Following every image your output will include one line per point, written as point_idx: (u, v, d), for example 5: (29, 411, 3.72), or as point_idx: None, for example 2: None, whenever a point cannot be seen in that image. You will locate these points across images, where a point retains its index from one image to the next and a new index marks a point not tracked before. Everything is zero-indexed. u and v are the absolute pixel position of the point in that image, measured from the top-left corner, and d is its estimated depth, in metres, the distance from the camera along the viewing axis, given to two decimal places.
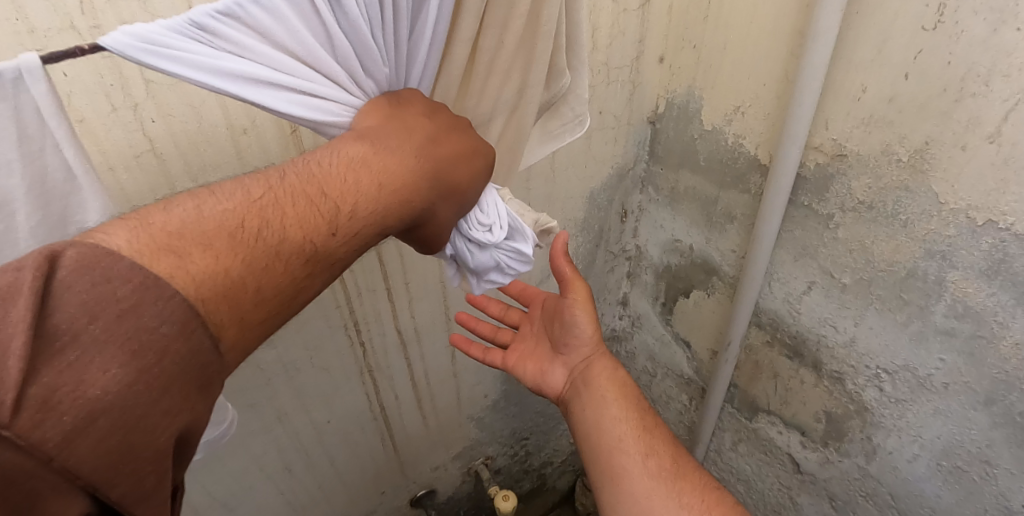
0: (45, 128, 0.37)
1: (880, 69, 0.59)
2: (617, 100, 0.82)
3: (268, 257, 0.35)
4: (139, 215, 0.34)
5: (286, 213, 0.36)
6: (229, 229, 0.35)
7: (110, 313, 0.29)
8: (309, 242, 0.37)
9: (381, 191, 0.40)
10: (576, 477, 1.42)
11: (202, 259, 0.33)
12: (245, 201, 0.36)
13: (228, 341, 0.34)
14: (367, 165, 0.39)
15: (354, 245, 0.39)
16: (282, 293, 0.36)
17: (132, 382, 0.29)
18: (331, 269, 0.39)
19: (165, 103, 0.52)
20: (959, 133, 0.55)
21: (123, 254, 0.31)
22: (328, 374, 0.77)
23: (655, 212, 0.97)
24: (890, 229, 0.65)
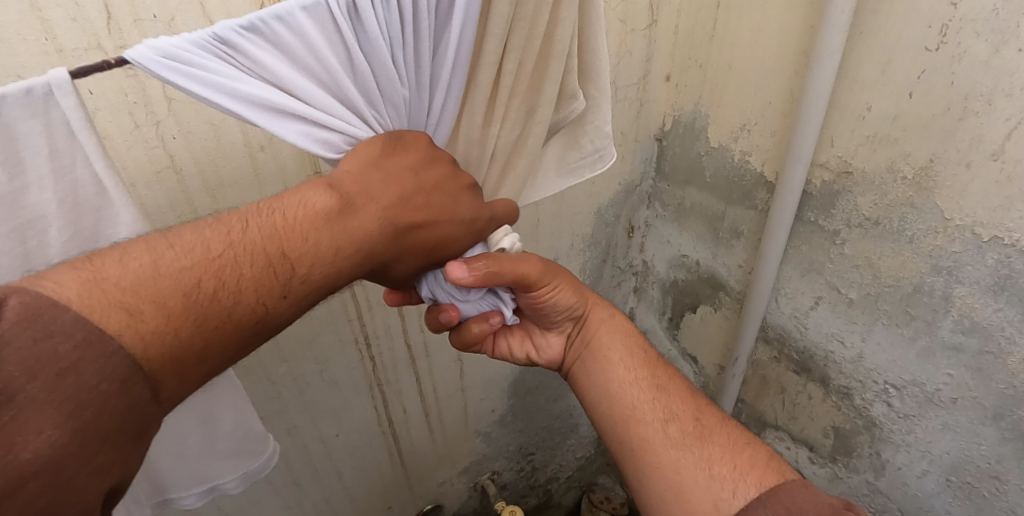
0: (75, 143, 0.38)
1: (884, 88, 0.60)
2: (625, 118, 0.84)
3: (219, 318, 0.37)
4: (95, 263, 0.34)
5: (241, 273, 0.37)
6: (183, 288, 0.36)
7: (49, 372, 0.30)
8: (261, 306, 0.38)
9: (339, 255, 0.40)
10: (581, 493, 1.41)
11: (155, 318, 0.34)
12: (205, 256, 0.37)
13: (166, 393, 0.36)
14: (329, 227, 0.40)
15: (306, 306, 0.41)
16: (228, 350, 0.38)
17: (66, 444, 0.30)
18: (280, 325, 0.40)
19: (186, 121, 0.53)
20: (963, 151, 0.56)
21: (71, 307, 0.32)
22: (338, 388, 0.78)
23: (661, 228, 0.98)
24: (897, 245, 0.65)
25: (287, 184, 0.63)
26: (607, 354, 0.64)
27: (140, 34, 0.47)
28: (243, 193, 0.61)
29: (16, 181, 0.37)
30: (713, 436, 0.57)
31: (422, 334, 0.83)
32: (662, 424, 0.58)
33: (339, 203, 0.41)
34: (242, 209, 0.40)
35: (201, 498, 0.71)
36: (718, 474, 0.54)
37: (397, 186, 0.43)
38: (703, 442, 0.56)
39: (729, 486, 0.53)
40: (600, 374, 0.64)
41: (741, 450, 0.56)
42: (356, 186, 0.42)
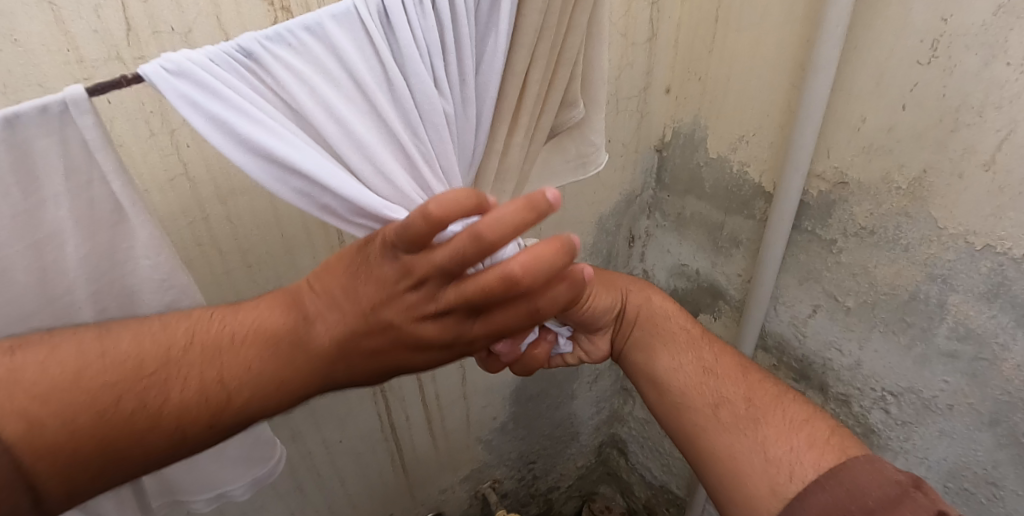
0: (92, 161, 0.39)
1: (878, 100, 0.62)
2: (625, 129, 0.86)
3: (123, 440, 0.37)
4: (19, 360, 0.35)
5: (165, 401, 0.38)
6: (101, 407, 0.36)
7: None
8: (176, 430, 0.38)
9: (273, 389, 0.40)
10: (582, 503, 1.41)
11: (66, 423, 0.35)
12: (131, 372, 0.37)
13: (56, 503, 0.36)
14: (264, 364, 0.40)
15: (230, 427, 0.41)
16: (134, 466, 0.38)
17: None
18: (195, 444, 0.40)
19: (199, 130, 0.55)
20: (956, 161, 0.57)
21: None
22: (342, 393, 0.79)
23: (661, 237, 1.00)
24: (892, 253, 0.67)
25: None
26: (658, 341, 0.66)
27: (158, 45, 0.49)
28: (253, 200, 0.62)
29: (33, 199, 0.39)
30: (768, 411, 0.57)
31: None
32: (713, 404, 0.59)
33: (295, 331, 0.41)
34: (197, 318, 0.40)
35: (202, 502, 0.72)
36: (773, 452, 0.54)
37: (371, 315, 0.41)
38: (759, 419, 0.56)
39: (787, 470, 0.53)
40: (648, 362, 0.65)
41: (798, 427, 0.55)
42: (315, 310, 0.41)
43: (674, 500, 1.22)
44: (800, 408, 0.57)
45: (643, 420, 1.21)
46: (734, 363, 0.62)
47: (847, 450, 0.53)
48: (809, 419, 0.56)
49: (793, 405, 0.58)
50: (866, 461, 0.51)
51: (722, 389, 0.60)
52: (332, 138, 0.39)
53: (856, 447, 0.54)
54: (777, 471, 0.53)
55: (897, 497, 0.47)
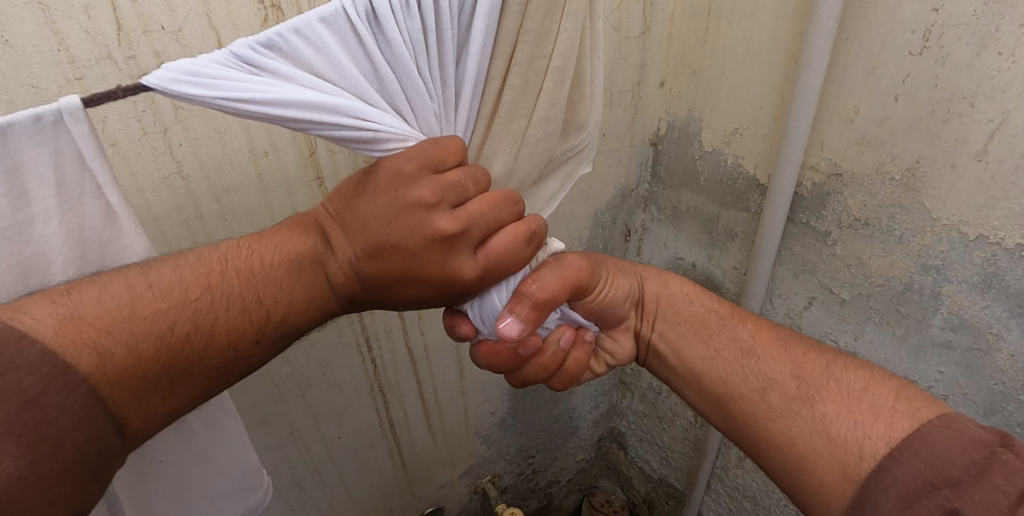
0: (86, 171, 0.40)
1: (871, 91, 0.61)
2: (620, 123, 0.86)
3: (184, 363, 0.40)
4: (80, 299, 0.38)
5: (219, 320, 0.42)
6: (169, 329, 0.40)
7: (13, 405, 0.33)
8: (225, 351, 0.42)
9: (300, 306, 0.45)
10: (582, 496, 1.41)
11: (144, 337, 0.39)
12: (182, 300, 0.41)
13: (133, 430, 0.39)
14: (299, 280, 0.45)
15: (271, 348, 0.45)
16: (194, 386, 0.42)
17: (24, 475, 0.33)
18: (243, 367, 0.44)
19: (191, 128, 0.55)
20: (948, 151, 0.57)
21: (37, 338, 0.35)
22: (340, 390, 0.79)
23: (657, 231, 1.00)
24: (886, 245, 0.67)
25: (291, 189, 0.65)
26: (687, 328, 0.64)
27: (149, 44, 0.49)
28: (247, 199, 0.62)
29: (23, 210, 0.39)
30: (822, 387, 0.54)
31: (423, 336, 0.84)
32: (761, 387, 0.56)
33: (317, 254, 0.46)
34: (226, 247, 0.44)
35: None
36: (832, 429, 0.51)
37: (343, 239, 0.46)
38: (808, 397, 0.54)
39: (856, 448, 0.48)
40: (680, 353, 0.64)
41: (857, 398, 0.51)
42: (327, 230, 0.46)
43: (674, 493, 1.22)
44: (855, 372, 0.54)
45: (641, 414, 1.22)
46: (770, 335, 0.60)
47: (917, 414, 0.48)
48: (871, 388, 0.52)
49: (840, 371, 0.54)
50: (940, 425, 0.46)
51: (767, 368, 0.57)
52: (353, 111, 0.40)
53: (931, 406, 0.49)
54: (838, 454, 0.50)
55: (980, 462, 0.42)
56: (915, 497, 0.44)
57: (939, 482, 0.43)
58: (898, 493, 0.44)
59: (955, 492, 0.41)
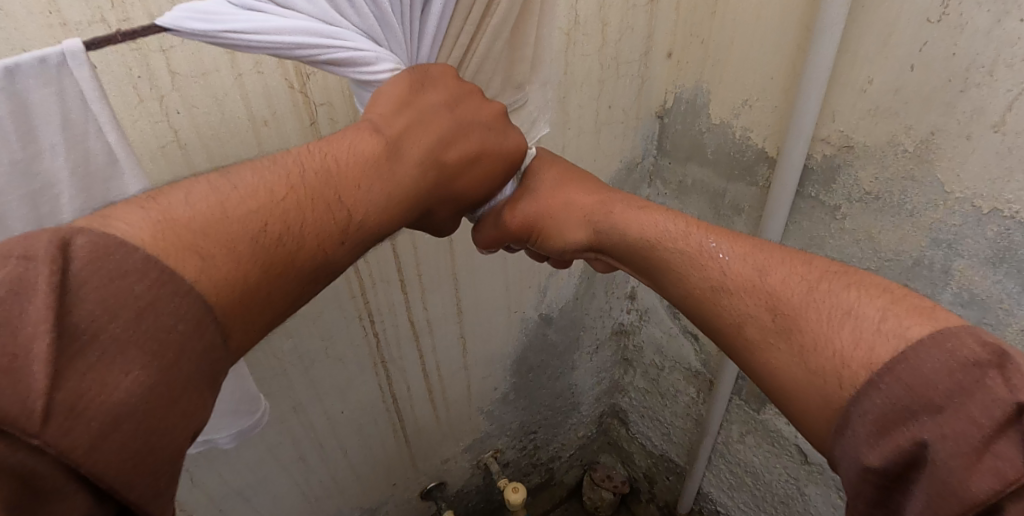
0: (88, 112, 0.41)
1: (886, 61, 0.60)
2: (626, 95, 0.84)
3: (284, 259, 0.38)
4: (161, 206, 0.35)
5: (307, 217, 0.39)
6: (258, 228, 0.37)
7: (129, 312, 0.30)
8: (320, 248, 0.40)
9: (386, 199, 0.44)
10: (584, 471, 1.43)
11: (240, 236, 0.36)
12: (269, 199, 0.39)
13: (236, 342, 0.37)
14: (379, 173, 0.44)
15: (359, 250, 0.43)
16: (289, 293, 0.39)
17: (154, 383, 0.30)
18: (332, 273, 0.42)
19: (189, 95, 0.54)
20: (964, 123, 0.56)
21: (134, 245, 0.32)
22: (343, 364, 0.79)
23: (663, 206, 0.99)
24: (897, 219, 0.66)
25: None
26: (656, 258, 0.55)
27: (143, 7, 0.47)
28: None
29: (30, 148, 0.40)
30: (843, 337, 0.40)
31: (425, 311, 0.84)
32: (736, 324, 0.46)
33: (387, 149, 0.45)
34: (297, 151, 0.42)
35: (206, 472, 0.73)
36: (812, 362, 0.41)
37: (409, 135, 0.46)
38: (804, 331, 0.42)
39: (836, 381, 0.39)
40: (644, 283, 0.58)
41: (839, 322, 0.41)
42: (395, 130, 0.45)
43: (675, 469, 1.23)
44: (847, 285, 0.43)
45: (643, 390, 1.22)
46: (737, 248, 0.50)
47: (907, 333, 0.38)
48: (887, 315, 0.40)
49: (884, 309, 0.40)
50: (929, 344, 0.36)
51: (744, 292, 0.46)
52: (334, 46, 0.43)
53: (925, 321, 0.38)
54: (796, 377, 0.42)
55: (968, 383, 0.33)
56: (894, 424, 0.36)
57: (919, 408, 0.35)
58: (872, 421, 0.36)
59: (941, 421, 0.33)
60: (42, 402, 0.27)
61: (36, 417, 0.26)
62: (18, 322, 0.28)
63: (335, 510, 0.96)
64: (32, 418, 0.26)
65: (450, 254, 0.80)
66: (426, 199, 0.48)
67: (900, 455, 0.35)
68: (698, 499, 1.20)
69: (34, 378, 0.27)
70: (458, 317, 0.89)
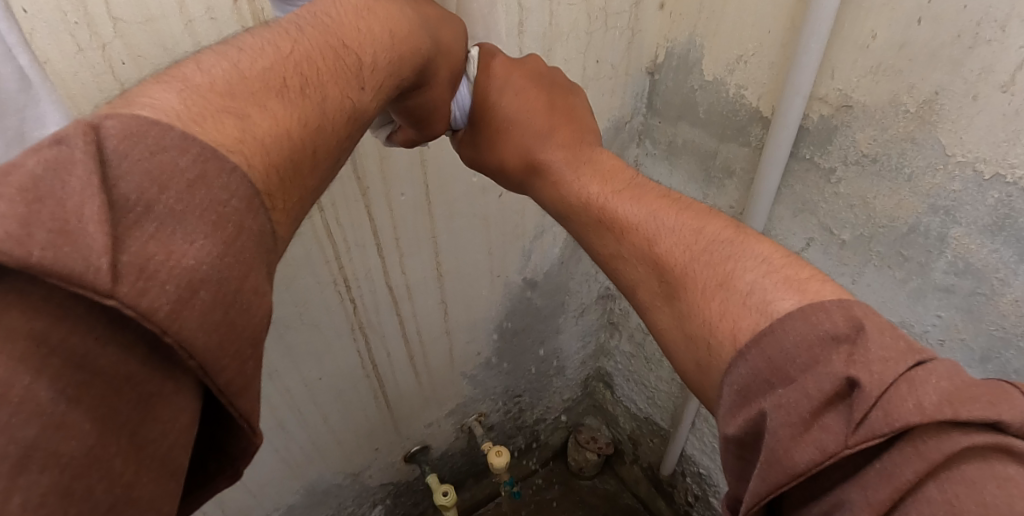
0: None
1: (891, 13, 0.55)
2: (615, 49, 0.79)
3: (317, 109, 0.38)
4: (176, 81, 0.34)
5: (320, 66, 0.39)
6: (278, 84, 0.37)
7: (179, 184, 0.29)
8: (343, 98, 0.40)
9: (387, 44, 0.45)
10: (569, 433, 1.44)
11: (263, 90, 0.36)
12: (278, 57, 0.38)
13: (285, 209, 0.35)
14: (371, 20, 0.44)
15: (376, 99, 0.44)
16: (327, 147, 0.39)
17: (222, 253, 0.29)
18: (361, 123, 0.42)
19: (135, 44, 0.49)
20: (971, 82, 0.52)
21: (168, 124, 0.30)
22: (319, 331, 0.76)
23: (652, 167, 0.95)
24: (894, 183, 0.63)
25: None
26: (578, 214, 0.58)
27: None
28: None
29: None
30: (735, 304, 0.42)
31: (404, 276, 0.81)
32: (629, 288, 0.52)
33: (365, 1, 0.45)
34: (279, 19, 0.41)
35: None
36: (691, 329, 0.44)
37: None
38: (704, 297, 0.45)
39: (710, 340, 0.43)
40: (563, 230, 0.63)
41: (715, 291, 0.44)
42: None
43: (659, 431, 1.24)
44: (751, 256, 0.45)
45: (629, 354, 1.21)
46: (657, 219, 0.52)
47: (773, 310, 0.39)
48: (758, 288, 0.42)
49: (793, 290, 0.40)
50: (797, 317, 0.37)
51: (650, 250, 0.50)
52: None
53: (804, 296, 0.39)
54: (699, 347, 0.43)
55: (819, 357, 0.35)
56: (754, 394, 0.38)
57: (776, 379, 0.37)
58: (736, 390, 0.39)
59: (787, 390, 0.35)
60: (110, 260, 0.25)
61: (106, 274, 0.25)
62: (63, 195, 0.26)
63: (318, 474, 0.96)
64: (104, 274, 0.25)
65: (429, 217, 0.77)
66: (426, 47, 0.49)
67: (750, 423, 0.37)
68: (681, 460, 1.21)
69: (96, 241, 0.25)
70: (438, 282, 0.86)
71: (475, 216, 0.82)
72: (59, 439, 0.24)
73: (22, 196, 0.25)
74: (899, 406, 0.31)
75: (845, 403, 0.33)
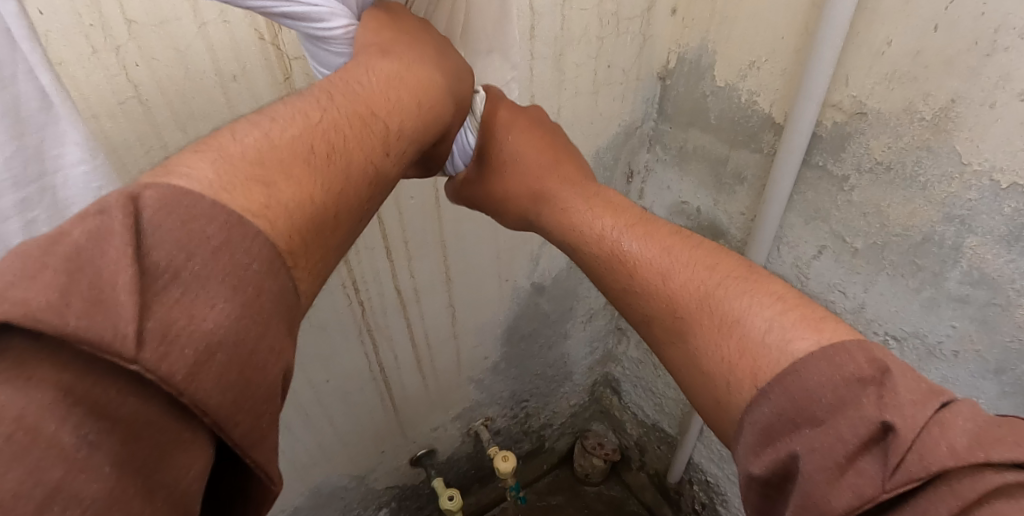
0: (16, 53, 0.37)
1: (907, 20, 0.55)
2: (626, 54, 0.79)
3: (340, 175, 0.39)
4: (211, 148, 0.36)
5: (346, 135, 0.40)
6: (303, 153, 0.38)
7: (205, 251, 0.30)
8: (369, 162, 0.41)
9: (408, 110, 0.46)
10: (576, 439, 1.43)
11: (287, 159, 0.37)
12: (310, 125, 0.39)
13: (304, 275, 0.36)
14: (393, 86, 0.46)
15: (398, 165, 0.44)
16: (349, 212, 0.40)
17: (240, 316, 0.30)
18: (380, 187, 0.43)
19: (148, 46, 0.49)
20: (988, 90, 0.52)
21: (201, 193, 0.32)
22: (326, 334, 0.76)
23: (662, 173, 0.94)
24: (908, 192, 0.62)
25: None
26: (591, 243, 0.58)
27: None
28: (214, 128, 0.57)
29: None
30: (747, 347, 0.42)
31: (413, 279, 0.81)
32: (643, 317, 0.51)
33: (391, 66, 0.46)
34: (310, 87, 0.43)
35: None
36: (708, 365, 0.44)
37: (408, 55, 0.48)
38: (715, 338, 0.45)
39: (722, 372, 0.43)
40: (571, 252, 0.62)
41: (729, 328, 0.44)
42: (388, 48, 0.48)
43: (666, 438, 1.23)
44: (763, 296, 0.45)
45: (637, 360, 1.20)
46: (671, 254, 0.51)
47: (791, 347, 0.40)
48: (775, 325, 0.42)
49: (812, 329, 0.41)
50: (821, 358, 0.38)
51: (666, 288, 0.49)
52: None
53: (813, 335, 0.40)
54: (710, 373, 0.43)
55: (847, 400, 0.35)
56: (780, 433, 0.37)
57: (801, 419, 0.37)
58: (759, 429, 0.39)
59: (818, 433, 0.35)
60: (135, 325, 0.27)
61: (130, 338, 0.26)
62: (99, 263, 0.28)
63: (324, 476, 0.96)
64: (127, 338, 0.26)
65: (438, 220, 0.76)
66: (444, 108, 0.50)
67: (778, 463, 0.36)
68: (688, 468, 1.20)
69: (123, 310, 0.27)
70: (446, 286, 0.86)
71: (484, 220, 0.82)
72: (80, 483, 0.25)
73: (61, 266, 0.28)
74: (932, 450, 0.31)
75: (879, 447, 0.33)
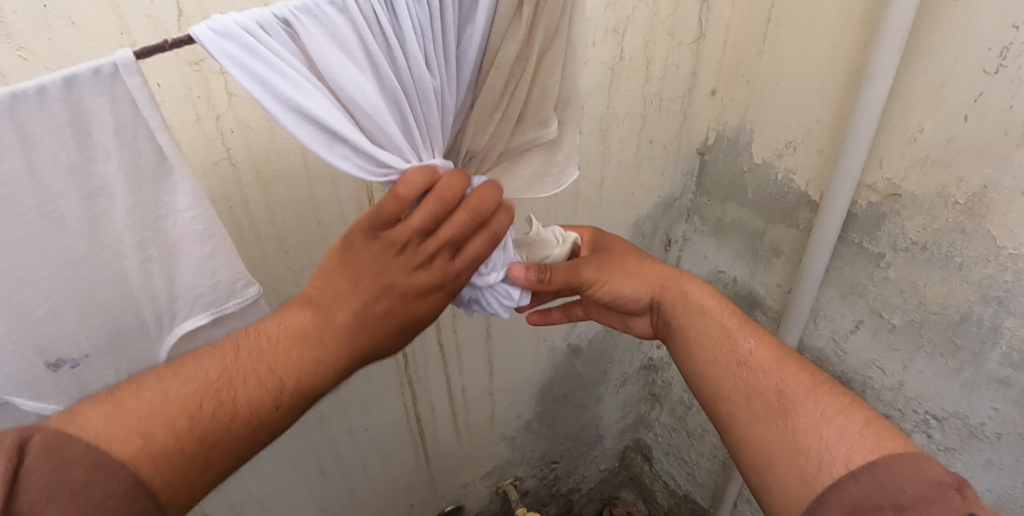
0: (139, 118, 0.38)
1: (938, 110, 0.59)
2: (666, 131, 0.84)
3: (224, 423, 0.42)
4: (114, 398, 0.40)
5: (239, 392, 0.43)
6: (190, 404, 0.41)
7: (63, 496, 0.35)
8: (255, 414, 0.43)
9: (319, 366, 0.45)
10: (603, 506, 1.40)
11: (143, 434, 0.39)
12: (207, 380, 0.42)
13: (173, 505, 0.40)
14: (311, 340, 0.45)
15: (293, 414, 0.45)
16: (230, 451, 0.42)
17: None
18: (273, 429, 0.45)
19: (244, 115, 0.56)
20: (1020, 178, 0.54)
21: (80, 437, 0.37)
22: (369, 382, 0.80)
23: (699, 243, 0.98)
24: (944, 271, 0.64)
25: (335, 180, 0.66)
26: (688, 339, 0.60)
27: None
28: (292, 186, 0.64)
29: (87, 150, 0.38)
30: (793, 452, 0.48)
31: (455, 333, 0.84)
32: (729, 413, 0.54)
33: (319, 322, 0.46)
34: (226, 339, 0.45)
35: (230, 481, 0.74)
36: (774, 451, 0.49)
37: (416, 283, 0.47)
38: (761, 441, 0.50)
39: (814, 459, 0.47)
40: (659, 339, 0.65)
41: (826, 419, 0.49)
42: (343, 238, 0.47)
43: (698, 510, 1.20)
44: (830, 401, 0.50)
45: (670, 427, 1.19)
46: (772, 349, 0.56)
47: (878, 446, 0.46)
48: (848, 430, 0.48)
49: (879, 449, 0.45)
50: (906, 458, 0.43)
51: (738, 385, 0.54)
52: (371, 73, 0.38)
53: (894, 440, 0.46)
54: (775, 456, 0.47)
55: (932, 495, 0.40)
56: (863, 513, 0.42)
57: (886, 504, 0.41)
58: (846, 505, 0.43)
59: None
60: None
61: None
62: None
63: None
64: None
65: None
66: (372, 353, 0.49)
67: None
68: None
69: None
70: (485, 342, 0.89)
71: None
72: None
73: None
74: None
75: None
